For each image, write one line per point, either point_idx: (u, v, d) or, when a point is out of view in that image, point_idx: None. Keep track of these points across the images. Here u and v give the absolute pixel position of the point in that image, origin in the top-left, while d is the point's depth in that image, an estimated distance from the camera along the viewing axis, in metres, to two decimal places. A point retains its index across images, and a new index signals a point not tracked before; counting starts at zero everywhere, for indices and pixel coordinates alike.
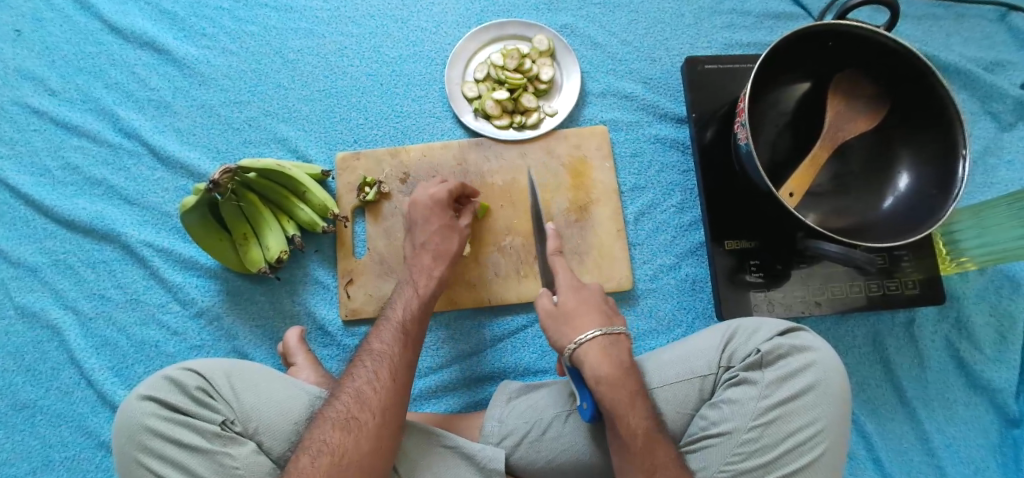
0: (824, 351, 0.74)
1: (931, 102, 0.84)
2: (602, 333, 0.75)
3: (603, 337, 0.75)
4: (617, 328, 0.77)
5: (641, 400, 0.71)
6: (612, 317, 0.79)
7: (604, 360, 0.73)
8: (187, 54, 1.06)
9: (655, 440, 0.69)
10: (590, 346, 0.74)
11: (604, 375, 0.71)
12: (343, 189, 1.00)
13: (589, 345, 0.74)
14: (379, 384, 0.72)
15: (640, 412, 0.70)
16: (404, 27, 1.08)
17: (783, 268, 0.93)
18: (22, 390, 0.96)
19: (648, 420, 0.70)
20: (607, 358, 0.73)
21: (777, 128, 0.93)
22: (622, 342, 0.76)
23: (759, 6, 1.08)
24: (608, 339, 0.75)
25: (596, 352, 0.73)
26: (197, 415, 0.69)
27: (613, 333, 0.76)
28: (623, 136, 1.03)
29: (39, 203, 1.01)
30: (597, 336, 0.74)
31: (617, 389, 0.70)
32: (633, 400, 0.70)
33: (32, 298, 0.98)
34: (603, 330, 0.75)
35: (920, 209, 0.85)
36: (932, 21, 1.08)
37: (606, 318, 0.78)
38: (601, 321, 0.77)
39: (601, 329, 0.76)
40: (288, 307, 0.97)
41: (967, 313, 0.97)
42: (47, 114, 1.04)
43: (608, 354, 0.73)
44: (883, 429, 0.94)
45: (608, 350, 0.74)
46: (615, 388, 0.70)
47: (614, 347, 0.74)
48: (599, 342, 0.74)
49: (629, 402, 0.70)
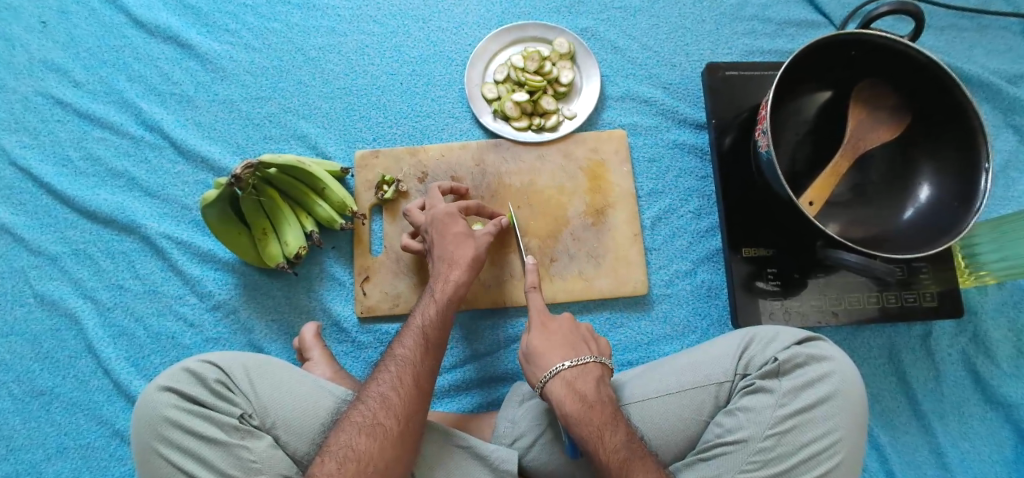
0: (841, 361, 0.74)
1: (954, 113, 0.83)
2: (569, 365, 0.74)
3: (568, 369, 0.74)
4: (584, 357, 0.75)
5: (613, 430, 0.70)
6: (579, 346, 0.77)
7: (566, 394, 0.72)
8: (210, 49, 1.07)
9: (631, 466, 0.68)
10: (556, 383, 0.73)
11: (569, 411, 0.71)
12: (361, 187, 1.00)
13: (554, 381, 0.73)
14: (404, 390, 0.73)
15: (612, 443, 0.69)
16: (425, 27, 1.09)
17: (801, 276, 0.92)
18: (39, 378, 0.97)
19: (620, 449, 0.69)
20: (572, 394, 0.72)
21: (797, 137, 0.93)
22: (591, 372, 0.75)
23: (780, 13, 1.08)
24: (575, 371, 0.74)
25: (561, 388, 0.73)
26: (215, 407, 0.70)
27: (580, 364, 0.75)
28: (642, 140, 1.03)
29: (61, 194, 1.02)
30: (562, 370, 0.74)
31: (586, 425, 0.70)
32: (601, 432, 0.70)
33: (52, 286, 0.99)
34: (569, 362, 0.74)
35: (940, 221, 0.84)
36: (955, 32, 1.07)
37: (573, 348, 0.77)
38: (567, 352, 0.76)
39: (568, 361, 0.74)
40: (304, 302, 0.98)
41: (985, 328, 0.96)
42: (70, 106, 1.06)
43: (572, 388, 0.73)
44: (896, 442, 0.94)
45: (573, 383, 0.73)
46: (583, 422, 0.70)
47: (580, 380, 0.74)
48: (564, 376, 0.74)
49: (597, 434, 0.70)
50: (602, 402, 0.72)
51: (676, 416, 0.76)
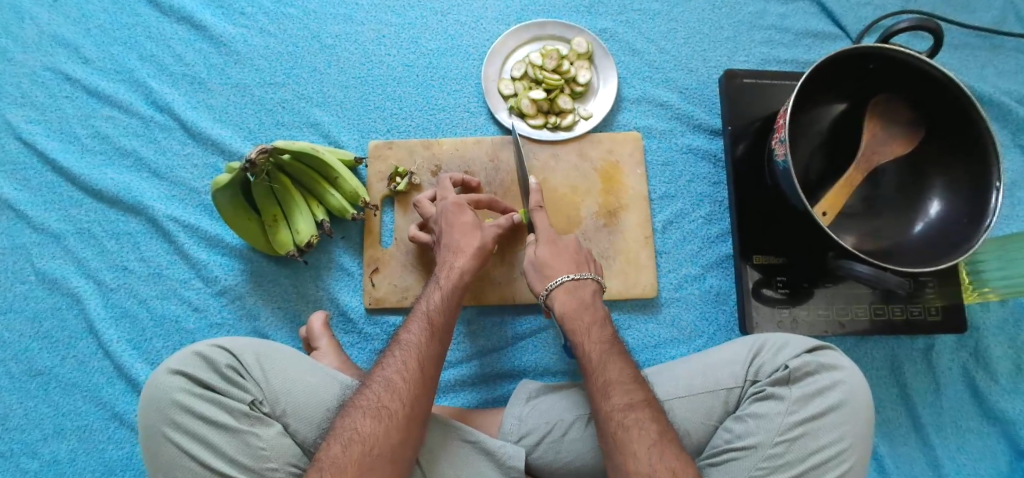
0: (851, 370, 0.74)
1: (966, 130, 0.84)
2: (571, 278, 0.80)
3: (570, 282, 0.80)
4: (585, 273, 0.81)
5: (599, 327, 0.77)
6: (582, 264, 0.83)
7: (567, 299, 0.79)
8: (224, 32, 1.06)
9: (609, 358, 0.73)
10: (558, 292, 0.79)
11: (564, 312, 0.78)
12: (374, 177, 1.00)
13: (557, 290, 0.79)
14: (409, 374, 0.72)
15: (597, 337, 0.76)
16: (443, 20, 1.08)
17: (809, 286, 0.93)
18: (38, 357, 0.95)
19: (603, 343, 0.75)
20: (570, 300, 0.79)
21: (811, 147, 0.93)
22: (589, 286, 0.81)
23: (798, 23, 1.08)
24: (574, 284, 0.80)
25: (561, 294, 0.79)
26: (226, 393, 0.69)
27: (581, 278, 0.80)
28: (656, 143, 1.03)
29: (67, 171, 1.01)
30: (563, 281, 0.79)
31: (576, 320, 0.77)
32: (590, 328, 0.77)
33: (54, 264, 0.98)
34: (571, 276, 0.80)
35: (949, 238, 0.85)
36: (968, 51, 1.08)
37: (577, 264, 0.82)
38: (571, 267, 0.81)
39: (571, 275, 0.80)
40: (312, 291, 0.97)
41: (986, 344, 0.98)
42: (78, 82, 1.04)
43: (571, 295, 0.79)
44: (895, 453, 0.94)
45: (573, 291, 0.79)
46: (576, 320, 0.77)
47: (579, 291, 0.80)
48: (566, 286, 0.79)
49: (585, 330, 0.76)
50: (595, 307, 0.79)
51: (685, 419, 0.76)
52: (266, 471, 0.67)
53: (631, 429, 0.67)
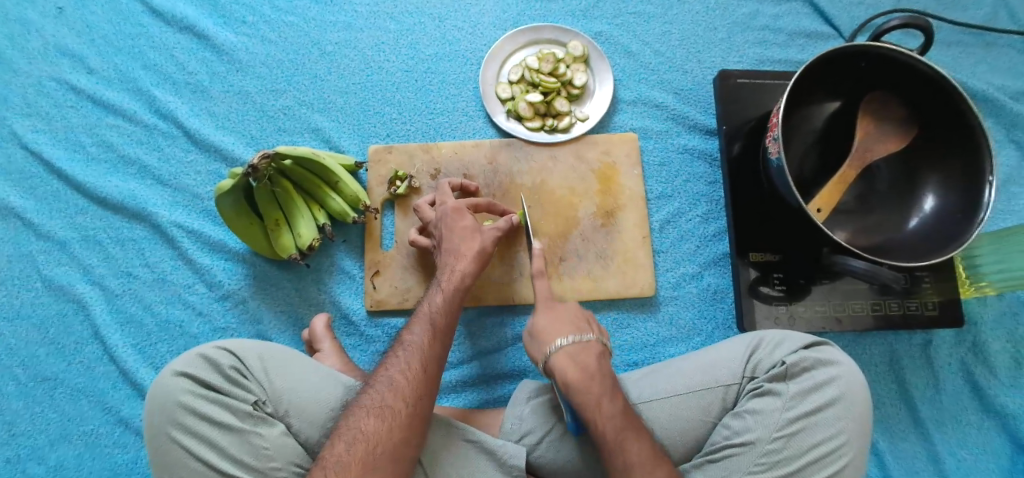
0: (848, 365, 0.75)
1: (958, 126, 0.85)
2: (571, 341, 0.77)
3: (570, 345, 0.77)
4: (586, 335, 0.78)
5: (610, 399, 0.73)
6: (582, 327, 0.81)
7: (569, 365, 0.75)
8: (226, 41, 1.08)
9: (626, 434, 0.70)
10: (560, 356, 0.76)
11: (569, 379, 0.74)
12: (374, 181, 1.01)
13: (558, 355, 0.77)
14: (411, 374, 0.73)
15: (609, 411, 0.72)
16: (440, 26, 1.10)
17: (806, 282, 0.94)
18: (45, 362, 0.97)
19: (616, 417, 0.71)
20: (574, 366, 0.75)
21: (805, 145, 0.94)
22: (591, 348, 0.78)
23: (791, 24, 1.10)
24: (575, 347, 0.77)
25: (563, 360, 0.76)
26: (230, 393, 0.70)
27: (581, 340, 0.78)
28: (653, 144, 1.05)
29: (73, 179, 1.02)
30: (563, 345, 0.77)
31: (586, 393, 0.73)
32: (600, 400, 0.72)
33: (60, 271, 0.99)
34: (570, 339, 0.78)
35: (944, 232, 0.86)
36: (961, 48, 1.09)
37: (578, 327, 0.80)
38: (570, 331, 0.79)
39: (571, 338, 0.78)
40: (314, 294, 0.99)
41: (984, 338, 0.98)
42: (83, 92, 1.06)
43: (574, 361, 0.76)
44: (895, 448, 0.95)
45: (574, 356, 0.76)
46: (582, 389, 0.73)
47: (581, 354, 0.77)
48: (566, 350, 0.77)
49: (595, 403, 0.72)
50: (602, 374, 0.75)
51: (684, 416, 0.77)
52: (270, 471, 0.69)
53: None
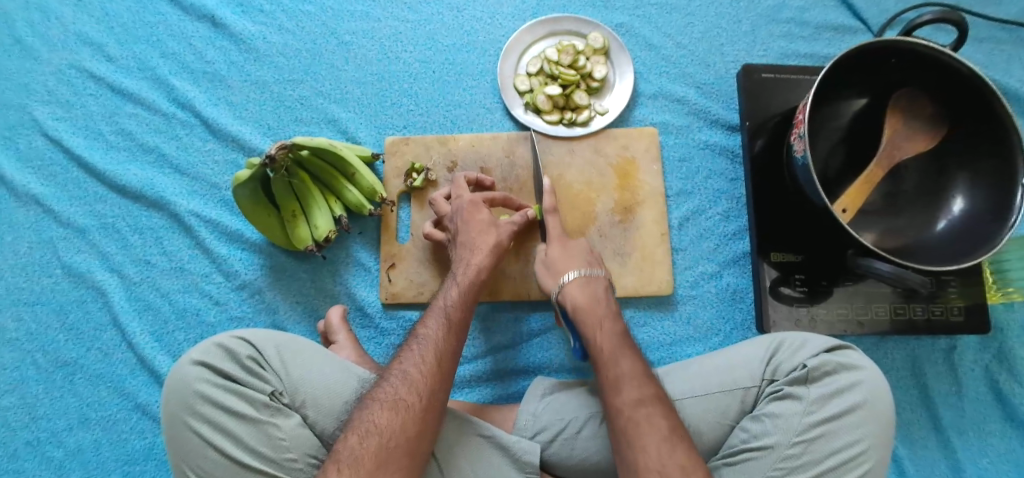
0: (871, 370, 0.74)
1: (991, 126, 0.82)
2: (581, 272, 0.83)
3: (578, 278, 0.82)
4: (596, 270, 0.84)
5: (611, 324, 0.77)
6: (593, 263, 0.85)
7: (578, 291, 0.81)
8: (244, 29, 1.07)
9: (620, 353, 0.74)
10: (569, 286, 0.81)
11: (578, 305, 0.79)
12: (390, 173, 1.01)
13: (566, 286, 0.81)
14: (426, 367, 0.73)
15: (609, 331, 0.76)
16: (458, 16, 1.08)
17: (828, 284, 0.92)
18: (64, 349, 0.98)
19: (615, 338, 0.76)
20: (582, 294, 0.80)
21: (830, 143, 0.92)
22: (600, 281, 0.83)
23: (818, 17, 1.07)
24: (586, 277, 0.82)
25: (573, 287, 0.81)
26: (248, 383, 0.71)
27: (591, 274, 0.83)
28: (673, 139, 1.03)
29: (92, 167, 1.03)
30: (573, 278, 0.82)
31: (589, 315, 0.78)
32: (602, 324, 0.77)
33: (80, 258, 1.00)
34: (581, 270, 0.83)
35: (973, 236, 0.83)
36: (995, 44, 1.06)
37: (589, 263, 0.85)
38: (581, 264, 0.84)
39: (580, 270, 0.83)
40: (329, 286, 0.99)
41: (1010, 345, 0.96)
42: (103, 80, 1.06)
43: (584, 289, 0.81)
44: (914, 454, 0.93)
45: (585, 286, 0.81)
46: (586, 312, 0.79)
47: (589, 286, 0.81)
48: (576, 280, 0.82)
49: (597, 325, 0.77)
50: (607, 303, 0.80)
51: (701, 418, 0.76)
52: (287, 462, 0.69)
53: (642, 424, 0.67)
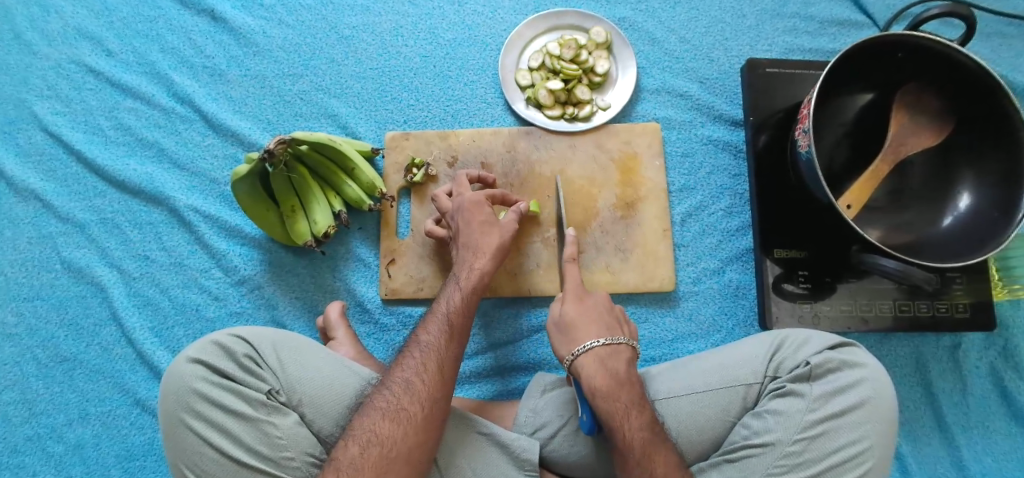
0: (874, 367, 0.73)
1: (998, 120, 0.81)
2: (601, 343, 0.75)
3: (601, 348, 0.75)
4: (619, 338, 0.76)
5: (638, 411, 0.71)
6: (614, 327, 0.78)
7: (598, 371, 0.73)
8: (244, 24, 1.07)
9: (653, 449, 0.68)
10: (587, 358, 0.74)
11: (596, 387, 0.72)
12: (390, 168, 1.00)
13: (585, 357, 0.74)
14: (427, 376, 0.72)
15: (637, 423, 0.70)
16: (460, 11, 1.07)
17: (831, 281, 0.91)
18: (63, 344, 0.97)
19: (644, 430, 0.69)
20: (603, 371, 0.73)
21: (835, 138, 0.91)
22: (622, 354, 0.75)
23: (823, 11, 1.06)
24: (607, 350, 0.75)
25: (592, 365, 0.74)
26: (244, 382, 0.70)
27: (613, 343, 0.75)
28: (676, 135, 1.02)
29: (91, 162, 1.02)
30: (594, 348, 0.74)
31: (613, 402, 0.71)
32: (628, 411, 0.71)
33: (79, 253, 1.00)
34: (602, 341, 0.75)
35: (979, 232, 0.82)
36: (1002, 39, 1.04)
37: (609, 327, 0.78)
38: (601, 330, 0.77)
39: (602, 340, 0.75)
40: (329, 282, 0.98)
41: (1016, 343, 0.95)
42: (102, 75, 1.06)
43: (603, 366, 0.73)
44: (918, 453, 0.92)
45: (605, 361, 0.74)
46: (610, 400, 0.71)
47: (611, 359, 0.74)
48: (596, 353, 0.74)
49: (623, 413, 0.70)
50: (631, 383, 0.73)
51: (702, 415, 0.75)
52: (284, 460, 0.68)
53: None
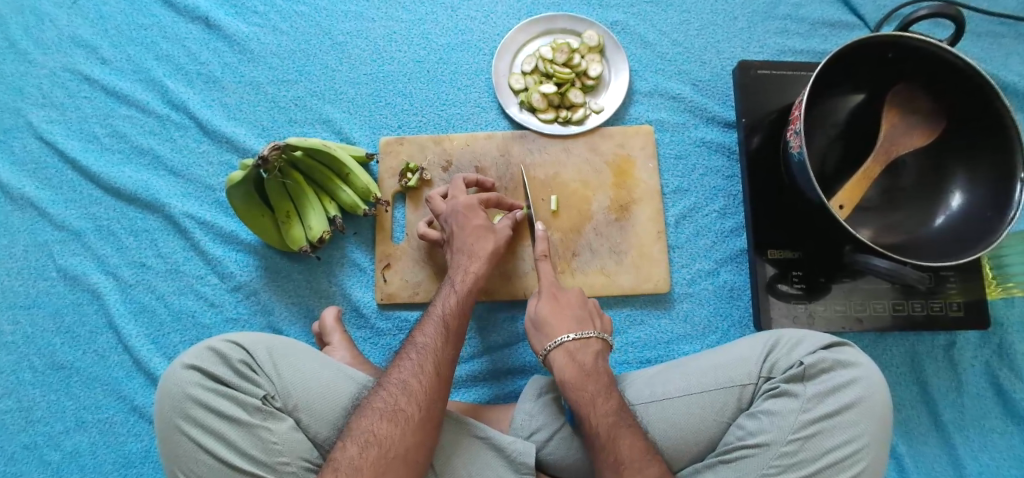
0: (869, 367, 0.73)
1: (990, 120, 0.81)
2: (573, 338, 0.78)
3: (572, 342, 0.78)
4: (587, 331, 0.79)
5: (605, 398, 0.73)
6: (585, 321, 0.80)
7: (567, 363, 0.76)
8: (238, 30, 1.07)
9: (619, 432, 0.69)
10: (559, 352, 0.77)
11: (566, 378, 0.75)
12: (385, 173, 1.00)
13: (557, 350, 0.77)
14: (425, 377, 0.73)
15: (603, 409, 0.71)
16: (453, 15, 1.08)
17: (825, 281, 0.91)
18: (60, 351, 0.97)
19: (610, 415, 0.71)
20: (571, 362, 0.76)
21: (827, 139, 0.91)
22: (592, 347, 0.78)
23: (814, 13, 1.06)
24: (577, 344, 0.78)
25: (561, 357, 0.77)
26: (239, 387, 0.70)
27: (583, 337, 0.78)
28: (669, 137, 1.02)
29: (87, 169, 1.03)
30: (565, 342, 0.78)
31: (579, 391, 0.73)
32: (594, 399, 0.72)
33: (75, 261, 1.00)
34: (573, 335, 0.78)
35: (971, 232, 0.82)
36: (993, 38, 1.05)
37: (580, 322, 0.80)
38: (572, 325, 0.79)
39: (573, 334, 0.78)
40: (325, 286, 0.98)
41: (1010, 341, 0.95)
42: (97, 83, 1.06)
43: (573, 358, 0.76)
44: (914, 451, 0.93)
45: (575, 353, 0.77)
46: (578, 390, 0.74)
47: (581, 352, 0.77)
48: (567, 347, 0.77)
49: (589, 401, 0.72)
50: (598, 373, 0.75)
51: (697, 416, 0.75)
52: (279, 465, 0.69)
53: None
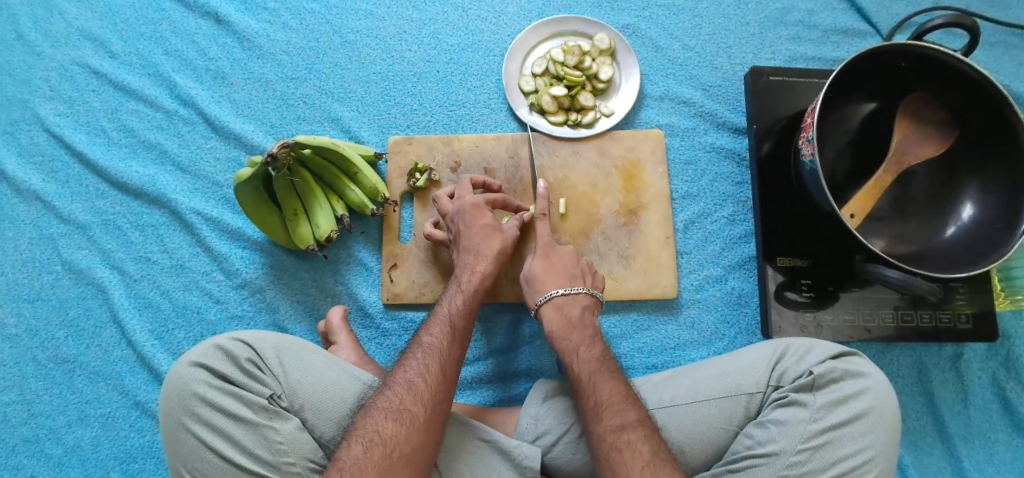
0: (878, 378, 0.72)
1: (1003, 132, 0.81)
2: (562, 293, 0.82)
3: (561, 296, 0.82)
4: (577, 287, 0.83)
5: (588, 346, 0.77)
6: (575, 278, 0.85)
7: (555, 315, 0.81)
8: (247, 27, 1.07)
9: (599, 378, 0.73)
10: (548, 306, 0.82)
11: (553, 329, 0.80)
12: (393, 173, 1.00)
13: (547, 305, 0.82)
14: (430, 377, 0.72)
15: (586, 356, 0.76)
16: (463, 15, 1.07)
17: (834, 289, 0.91)
18: (63, 345, 0.97)
19: (592, 361, 0.75)
20: (559, 315, 0.81)
21: (838, 147, 0.91)
22: (580, 301, 0.83)
23: (826, 20, 1.06)
24: (566, 298, 0.82)
25: (550, 311, 0.82)
26: (246, 386, 0.70)
27: (572, 292, 0.83)
28: (679, 142, 1.02)
29: (93, 163, 1.02)
30: (554, 297, 0.82)
31: (565, 340, 0.78)
32: (578, 347, 0.77)
33: (80, 255, 1.00)
34: (562, 290, 0.82)
35: (982, 243, 0.82)
36: (1005, 49, 1.04)
37: (570, 278, 0.85)
38: (563, 281, 0.84)
39: (562, 289, 0.83)
40: (331, 285, 0.98)
41: (1018, 353, 0.94)
42: (105, 76, 1.06)
43: (560, 311, 0.81)
44: (919, 462, 0.92)
45: (563, 307, 0.82)
46: (563, 339, 0.79)
47: (569, 306, 0.82)
48: (556, 301, 0.82)
49: (573, 349, 0.77)
50: (583, 325, 0.80)
51: (705, 424, 0.75)
52: (284, 465, 0.68)
53: (624, 450, 0.66)
